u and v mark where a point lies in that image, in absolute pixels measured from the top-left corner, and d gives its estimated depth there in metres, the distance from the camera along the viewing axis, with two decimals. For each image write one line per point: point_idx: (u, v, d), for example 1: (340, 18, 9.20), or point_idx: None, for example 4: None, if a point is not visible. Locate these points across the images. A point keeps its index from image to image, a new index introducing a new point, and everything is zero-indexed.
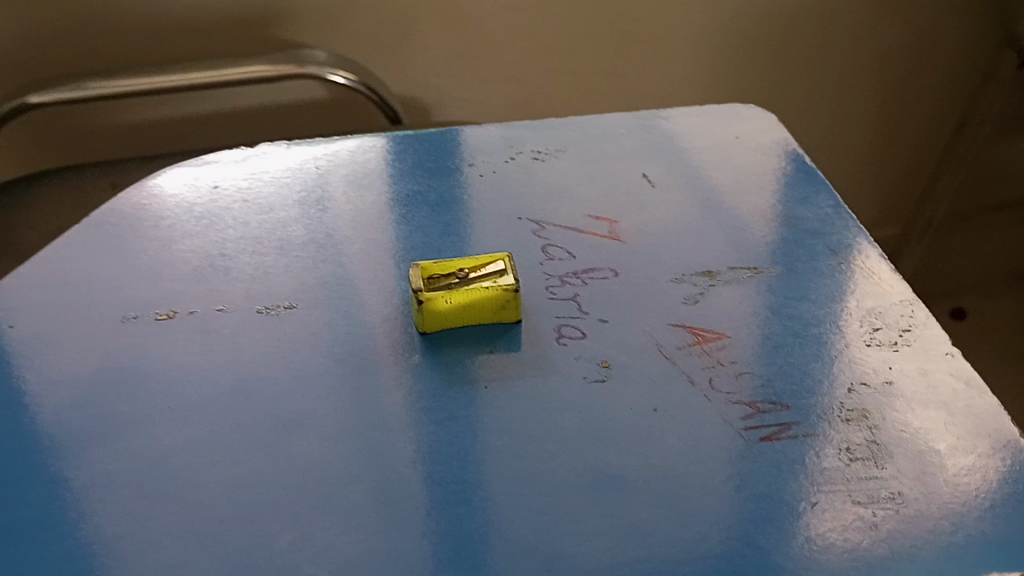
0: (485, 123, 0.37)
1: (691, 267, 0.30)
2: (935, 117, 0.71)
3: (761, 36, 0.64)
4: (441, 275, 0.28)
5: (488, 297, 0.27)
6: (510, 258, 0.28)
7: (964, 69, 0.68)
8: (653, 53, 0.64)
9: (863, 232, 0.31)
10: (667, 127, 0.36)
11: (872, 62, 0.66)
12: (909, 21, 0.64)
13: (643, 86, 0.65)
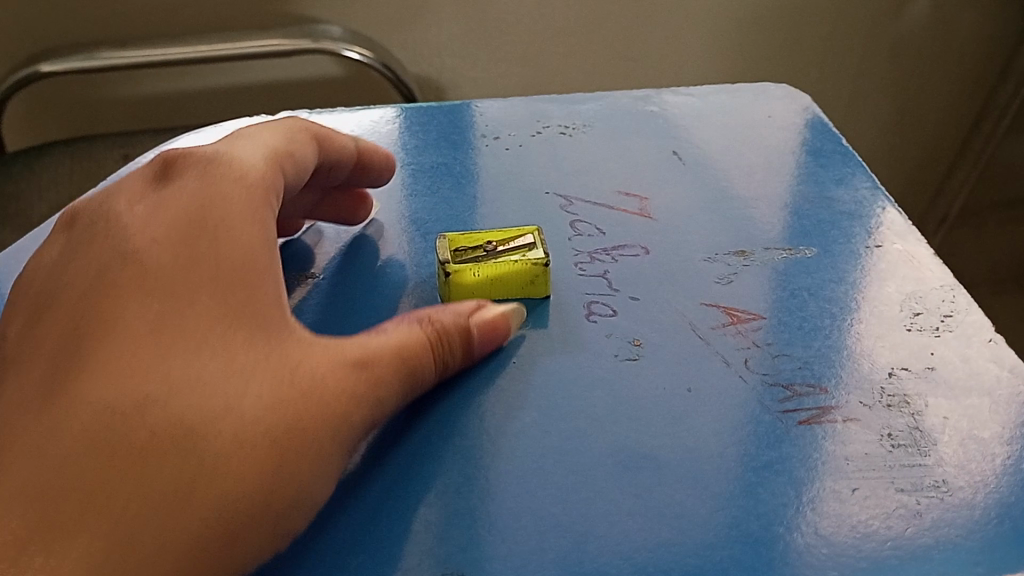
0: (509, 98, 0.36)
1: (724, 246, 0.29)
2: (955, 109, 0.70)
3: (780, 22, 0.63)
4: (468, 248, 0.28)
5: (516, 270, 0.27)
6: (539, 234, 0.28)
7: (986, 62, 0.67)
8: (670, 35, 0.63)
9: (901, 216, 0.30)
10: (694, 105, 0.36)
11: (892, 50, 0.66)
12: (931, 12, 0.63)
13: (662, 70, 0.65)
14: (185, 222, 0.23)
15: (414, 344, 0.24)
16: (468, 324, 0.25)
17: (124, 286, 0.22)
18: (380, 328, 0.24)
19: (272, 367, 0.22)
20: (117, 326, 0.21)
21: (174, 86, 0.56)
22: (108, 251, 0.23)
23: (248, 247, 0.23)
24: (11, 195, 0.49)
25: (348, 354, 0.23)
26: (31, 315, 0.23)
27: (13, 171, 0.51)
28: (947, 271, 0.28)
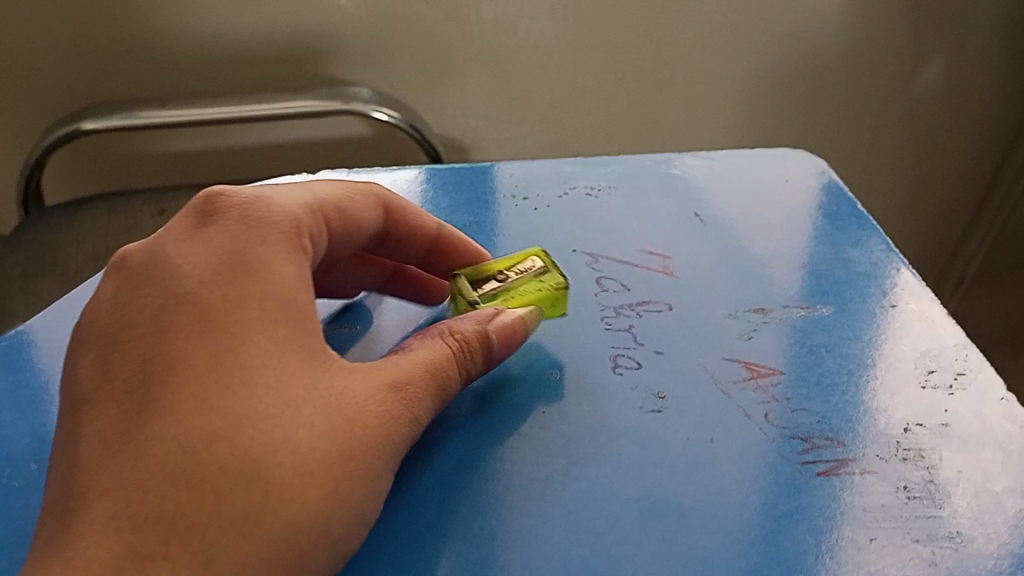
0: (538, 160, 0.37)
1: (744, 304, 0.30)
2: (968, 175, 0.71)
3: (795, 86, 0.65)
4: (482, 278, 0.29)
5: (546, 291, 0.28)
6: (547, 254, 0.30)
7: (999, 129, 0.68)
8: (686, 99, 0.64)
9: (914, 277, 0.31)
10: (713, 168, 0.37)
11: (906, 115, 0.67)
12: (943, 79, 0.65)
13: (679, 132, 0.67)
14: (228, 261, 0.24)
15: (439, 358, 0.25)
16: (488, 330, 0.26)
17: (180, 321, 0.23)
18: (406, 348, 0.25)
19: (320, 395, 0.23)
20: (186, 363, 0.22)
21: (216, 142, 0.58)
22: (160, 288, 0.23)
23: (288, 286, 0.24)
24: (49, 245, 0.51)
25: (382, 377, 0.24)
26: (90, 345, 0.23)
27: (50, 222, 0.53)
28: (960, 330, 0.29)
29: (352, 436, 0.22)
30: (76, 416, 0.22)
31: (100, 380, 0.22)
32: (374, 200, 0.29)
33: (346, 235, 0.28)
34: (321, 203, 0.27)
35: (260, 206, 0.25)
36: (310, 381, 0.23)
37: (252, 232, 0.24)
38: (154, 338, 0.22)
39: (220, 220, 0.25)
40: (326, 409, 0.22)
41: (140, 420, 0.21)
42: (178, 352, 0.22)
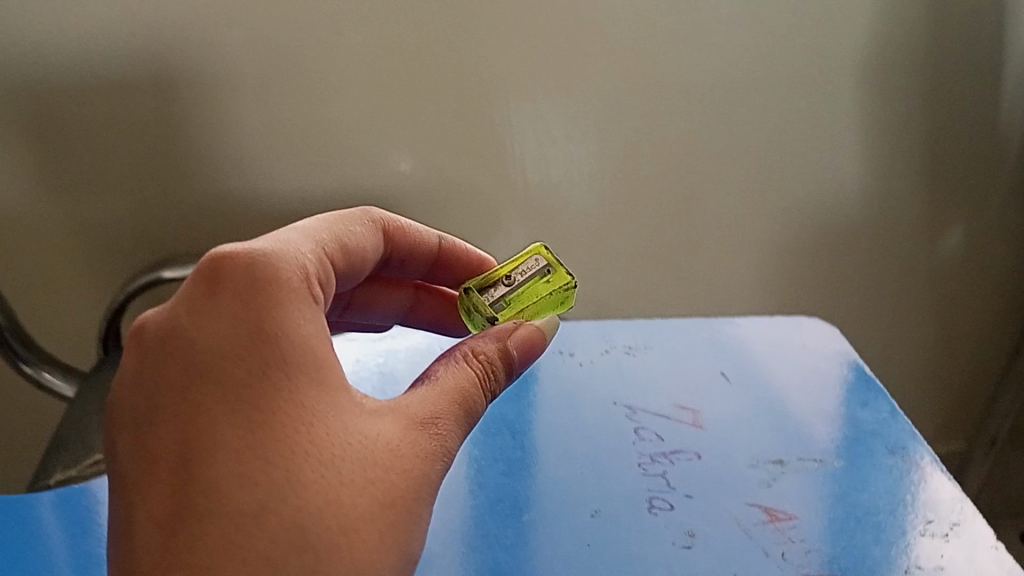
0: (583, 321, 0.45)
1: (765, 456, 0.36)
2: (944, 316, 0.84)
3: (787, 247, 0.79)
4: (494, 284, 0.37)
5: (554, 288, 0.36)
6: (544, 251, 0.37)
7: (964, 278, 0.82)
8: (699, 257, 0.79)
9: (920, 440, 0.38)
10: (739, 332, 0.44)
11: (881, 264, 0.81)
12: (906, 238, 0.80)
13: (699, 283, 0.81)
14: (248, 333, 0.29)
15: (463, 383, 0.32)
16: (505, 347, 0.33)
17: (210, 403, 0.28)
18: (438, 374, 0.32)
19: (356, 444, 0.29)
20: (217, 420, 0.28)
21: None
22: (187, 371, 0.29)
23: (300, 346, 0.29)
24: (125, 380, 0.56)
25: (414, 417, 0.30)
26: (137, 432, 0.28)
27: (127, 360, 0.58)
28: (957, 488, 0.35)
29: (392, 486, 0.29)
30: (134, 501, 0.27)
31: (147, 466, 0.27)
32: (368, 222, 0.37)
33: (352, 263, 0.35)
34: (317, 246, 0.33)
35: (270, 258, 0.31)
36: (345, 437, 0.29)
37: (269, 286, 0.30)
38: (190, 424, 0.28)
39: (231, 287, 0.30)
40: (362, 461, 0.28)
41: (188, 479, 0.27)
42: (209, 411, 0.28)
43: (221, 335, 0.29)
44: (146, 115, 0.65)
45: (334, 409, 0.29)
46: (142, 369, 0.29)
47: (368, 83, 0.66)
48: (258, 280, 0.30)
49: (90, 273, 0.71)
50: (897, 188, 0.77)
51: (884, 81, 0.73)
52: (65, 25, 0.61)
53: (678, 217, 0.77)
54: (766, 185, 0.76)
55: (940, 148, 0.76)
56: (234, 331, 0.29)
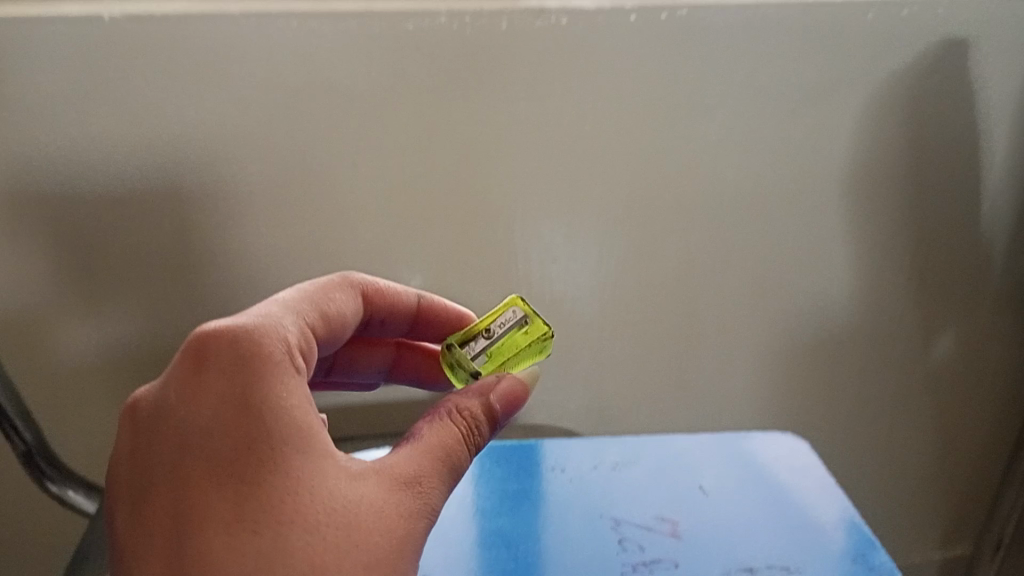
0: (576, 442, 0.58)
1: (737, 565, 0.48)
2: (936, 421, 0.88)
3: (779, 358, 0.83)
4: (478, 337, 0.47)
5: (531, 339, 0.46)
6: (519, 304, 0.46)
7: (953, 384, 0.86)
8: (696, 368, 0.82)
9: (876, 553, 0.49)
10: (735, 453, 0.58)
11: (874, 369, 0.85)
12: (896, 347, 0.84)
13: (700, 393, 0.84)
14: (243, 412, 0.39)
15: (446, 441, 0.41)
16: (485, 404, 0.43)
17: (214, 470, 0.38)
18: (423, 433, 0.42)
19: (333, 489, 0.39)
20: (203, 467, 0.38)
21: None
22: (194, 446, 0.39)
23: (283, 420, 0.39)
24: None
25: (398, 474, 0.40)
26: (157, 495, 0.38)
27: None
28: None
29: (380, 532, 0.38)
30: (157, 548, 0.37)
31: (169, 521, 0.37)
32: (348, 287, 0.49)
33: (331, 335, 0.46)
34: (300, 326, 0.44)
35: (256, 332, 0.41)
36: (334, 494, 0.38)
37: (255, 359, 0.40)
38: (199, 490, 0.38)
39: (228, 372, 0.40)
40: (347, 510, 0.38)
41: (191, 510, 0.37)
42: (200, 460, 0.38)
43: (209, 404, 0.39)
44: (175, 246, 0.70)
45: (318, 469, 0.39)
46: (152, 433, 0.40)
47: (381, 209, 0.71)
48: (249, 365, 0.40)
49: (121, 391, 0.76)
50: (886, 296, 0.81)
51: (867, 201, 0.77)
52: (104, 169, 0.66)
53: (676, 328, 0.80)
54: (758, 299, 0.80)
55: (925, 258, 0.80)
56: (231, 411, 0.39)
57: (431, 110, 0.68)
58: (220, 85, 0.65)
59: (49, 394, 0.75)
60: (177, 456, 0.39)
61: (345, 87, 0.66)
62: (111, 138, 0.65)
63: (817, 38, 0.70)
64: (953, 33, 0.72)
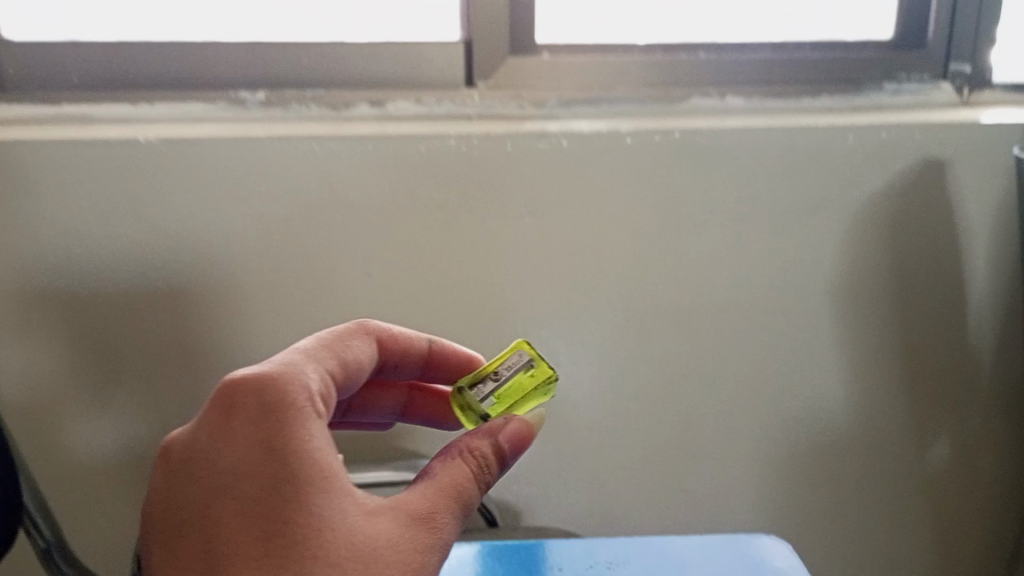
0: (574, 541, 0.61)
1: None
2: (937, 527, 0.89)
3: (778, 463, 0.85)
4: (487, 380, 0.50)
5: (537, 381, 0.50)
6: (524, 349, 0.50)
7: (951, 489, 0.87)
8: (697, 473, 0.84)
9: None
10: (728, 554, 0.60)
11: (872, 474, 0.86)
12: (892, 452, 0.85)
13: (701, 500, 0.85)
14: (269, 453, 0.44)
15: (457, 480, 0.46)
16: (495, 444, 0.47)
17: (243, 505, 0.42)
18: (437, 473, 0.47)
19: (350, 522, 0.43)
20: (235, 501, 0.43)
21: None
22: (226, 483, 0.43)
23: (304, 461, 0.44)
24: None
25: (414, 511, 0.45)
26: (191, 526, 0.43)
27: None
28: None
29: (394, 561, 0.43)
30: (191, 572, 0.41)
31: (201, 548, 0.42)
32: (364, 335, 0.54)
33: (350, 379, 0.51)
34: (321, 372, 0.49)
35: (281, 378, 0.46)
36: (352, 526, 0.43)
37: (281, 403, 0.45)
38: (230, 520, 0.42)
39: (255, 417, 0.45)
40: (365, 541, 0.43)
41: (222, 537, 0.42)
42: (232, 493, 0.43)
43: (237, 445, 0.44)
44: (198, 350, 0.74)
45: (337, 505, 0.43)
46: (186, 470, 0.45)
47: (393, 317, 0.75)
48: (276, 411, 0.45)
49: (138, 492, 0.78)
50: (879, 402, 0.84)
51: (857, 311, 0.81)
52: (135, 278, 0.71)
53: (677, 433, 0.82)
54: (755, 405, 0.82)
55: (915, 366, 0.83)
56: (259, 452, 0.44)
57: (440, 225, 0.73)
58: (246, 201, 0.70)
59: (70, 493, 0.77)
60: (207, 492, 0.43)
61: (362, 203, 0.71)
62: (144, 250, 0.70)
63: (800, 159, 0.76)
64: (928, 154, 0.77)
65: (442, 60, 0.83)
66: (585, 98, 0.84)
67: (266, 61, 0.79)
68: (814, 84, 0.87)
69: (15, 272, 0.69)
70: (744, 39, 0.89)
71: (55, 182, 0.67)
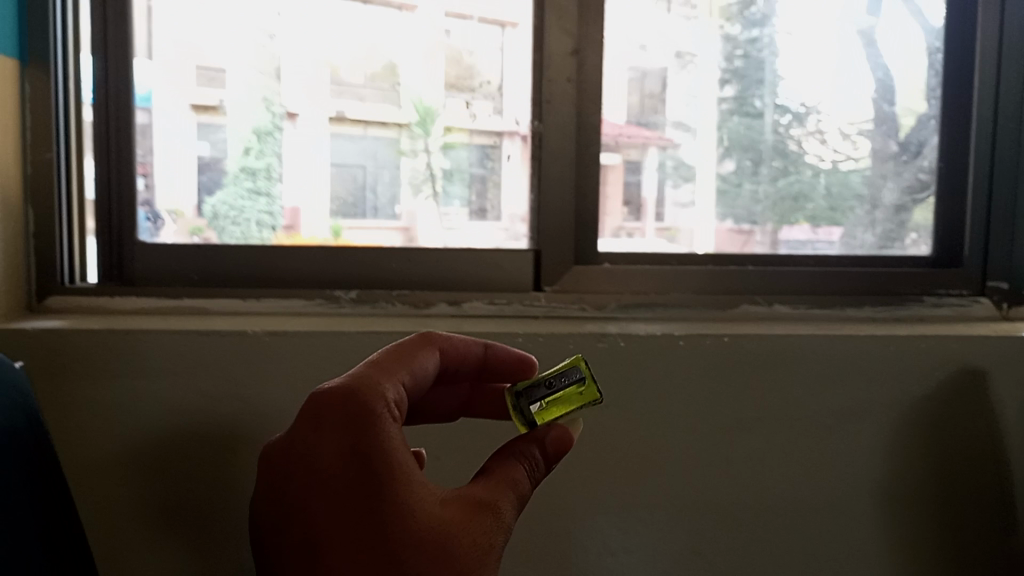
0: None
1: None
2: None
3: None
4: (540, 384, 0.56)
5: (584, 397, 0.55)
6: (581, 364, 0.55)
7: None
8: None
9: None
10: None
11: None
12: None
13: None
14: (352, 452, 0.49)
15: (511, 475, 0.53)
16: (539, 446, 0.55)
17: (336, 495, 0.49)
18: (496, 471, 0.54)
19: (427, 508, 0.49)
20: (330, 492, 0.49)
21: None
22: (319, 478, 0.49)
23: (383, 456, 0.49)
24: None
25: (480, 499, 0.51)
26: (296, 514, 0.50)
27: None
28: None
29: (469, 539, 0.49)
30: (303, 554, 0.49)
31: (307, 534, 0.49)
32: (428, 345, 0.59)
33: (419, 383, 0.57)
34: (394, 380, 0.54)
35: (359, 388, 0.51)
36: (430, 510, 0.49)
37: (360, 409, 0.50)
38: (327, 509, 0.49)
39: (336, 421, 0.50)
40: (443, 521, 0.49)
41: (325, 521, 0.48)
42: (325, 488, 0.49)
43: (329, 446, 0.50)
44: None
45: (415, 492, 0.50)
46: (285, 468, 0.51)
47: None
48: (353, 414, 0.50)
49: None
50: None
51: (906, 514, 0.83)
52: (224, 460, 0.77)
53: None
54: None
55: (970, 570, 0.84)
56: (342, 448, 0.50)
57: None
58: None
59: None
60: (308, 486, 0.50)
61: None
62: (236, 432, 0.77)
63: (842, 366, 0.81)
64: (967, 364, 0.82)
65: (515, 266, 0.92)
66: (644, 302, 0.92)
67: (360, 264, 0.90)
68: (859, 296, 0.95)
69: (123, 452, 0.76)
70: (789, 255, 0.99)
71: (168, 361, 0.76)
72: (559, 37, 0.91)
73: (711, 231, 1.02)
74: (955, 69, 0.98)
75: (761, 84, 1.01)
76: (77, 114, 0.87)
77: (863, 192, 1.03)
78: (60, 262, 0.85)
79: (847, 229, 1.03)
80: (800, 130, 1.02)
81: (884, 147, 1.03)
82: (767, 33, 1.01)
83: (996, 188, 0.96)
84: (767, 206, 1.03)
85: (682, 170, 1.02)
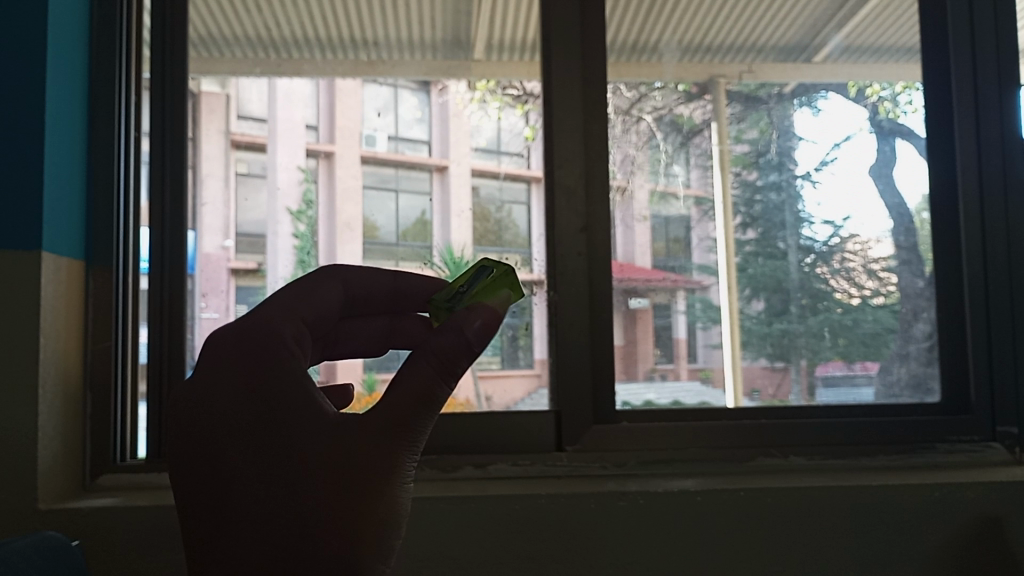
0: None
1: None
2: None
3: None
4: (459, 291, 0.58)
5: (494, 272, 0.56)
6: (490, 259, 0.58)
7: None
8: None
9: None
10: None
11: None
12: None
13: None
14: (254, 389, 0.49)
15: (424, 384, 0.48)
16: (460, 344, 0.48)
17: (240, 432, 0.48)
18: (410, 378, 0.48)
19: (330, 433, 0.48)
20: (231, 430, 0.48)
21: None
22: (220, 415, 0.48)
23: (285, 393, 0.49)
24: None
25: (388, 415, 0.48)
26: (199, 457, 0.48)
27: None
28: None
29: (380, 463, 0.47)
30: (213, 499, 0.47)
31: (212, 477, 0.47)
32: (328, 280, 0.61)
33: (319, 314, 0.59)
34: (297, 321, 0.55)
35: (254, 328, 0.52)
36: (337, 437, 0.48)
37: (258, 348, 0.50)
38: (233, 448, 0.48)
39: (236, 361, 0.50)
40: (349, 447, 0.47)
41: (228, 459, 0.47)
42: (227, 426, 0.48)
43: (224, 389, 0.49)
44: None
45: (316, 421, 0.48)
46: (183, 408, 0.49)
47: None
48: (254, 354, 0.50)
49: None
50: None
51: None
52: None
53: None
54: None
55: None
56: (245, 385, 0.49)
57: (535, 564, 0.81)
58: None
59: None
60: (207, 429, 0.48)
61: (466, 552, 0.80)
62: None
63: (857, 517, 0.83)
64: (982, 515, 0.84)
65: (537, 427, 0.96)
66: (662, 457, 0.96)
67: None
68: (873, 442, 0.99)
69: None
70: (804, 406, 1.03)
71: None
72: (568, 216, 1.00)
73: (742, 370, 1.07)
74: (944, 228, 1.05)
75: (784, 226, 1.08)
76: (133, 279, 0.95)
77: (894, 325, 1.07)
78: (113, 440, 0.91)
79: (885, 364, 1.06)
80: (827, 269, 1.08)
81: (912, 284, 1.07)
82: (785, 177, 1.09)
83: (997, 334, 1.00)
84: (796, 346, 1.07)
85: (710, 312, 1.08)
